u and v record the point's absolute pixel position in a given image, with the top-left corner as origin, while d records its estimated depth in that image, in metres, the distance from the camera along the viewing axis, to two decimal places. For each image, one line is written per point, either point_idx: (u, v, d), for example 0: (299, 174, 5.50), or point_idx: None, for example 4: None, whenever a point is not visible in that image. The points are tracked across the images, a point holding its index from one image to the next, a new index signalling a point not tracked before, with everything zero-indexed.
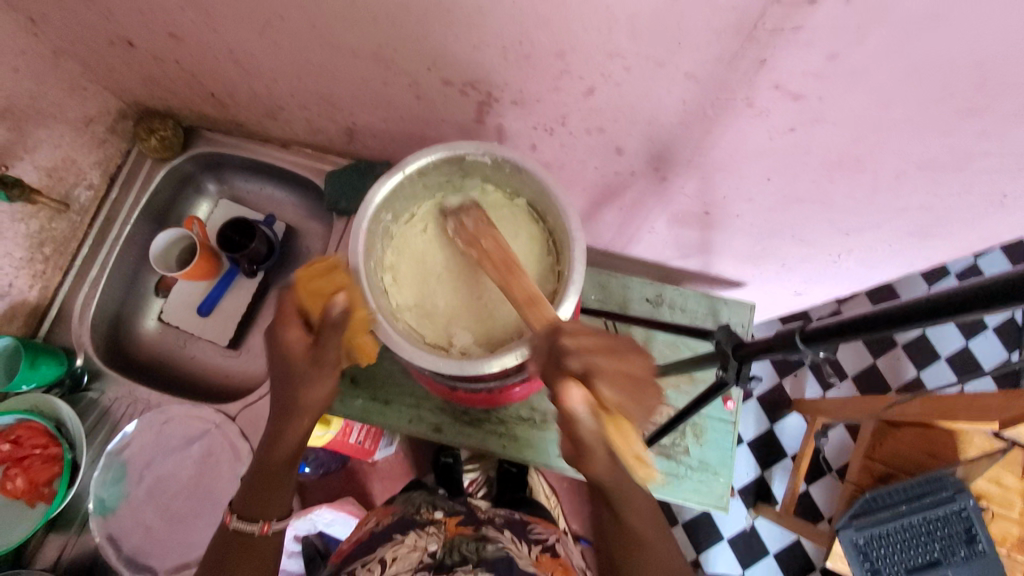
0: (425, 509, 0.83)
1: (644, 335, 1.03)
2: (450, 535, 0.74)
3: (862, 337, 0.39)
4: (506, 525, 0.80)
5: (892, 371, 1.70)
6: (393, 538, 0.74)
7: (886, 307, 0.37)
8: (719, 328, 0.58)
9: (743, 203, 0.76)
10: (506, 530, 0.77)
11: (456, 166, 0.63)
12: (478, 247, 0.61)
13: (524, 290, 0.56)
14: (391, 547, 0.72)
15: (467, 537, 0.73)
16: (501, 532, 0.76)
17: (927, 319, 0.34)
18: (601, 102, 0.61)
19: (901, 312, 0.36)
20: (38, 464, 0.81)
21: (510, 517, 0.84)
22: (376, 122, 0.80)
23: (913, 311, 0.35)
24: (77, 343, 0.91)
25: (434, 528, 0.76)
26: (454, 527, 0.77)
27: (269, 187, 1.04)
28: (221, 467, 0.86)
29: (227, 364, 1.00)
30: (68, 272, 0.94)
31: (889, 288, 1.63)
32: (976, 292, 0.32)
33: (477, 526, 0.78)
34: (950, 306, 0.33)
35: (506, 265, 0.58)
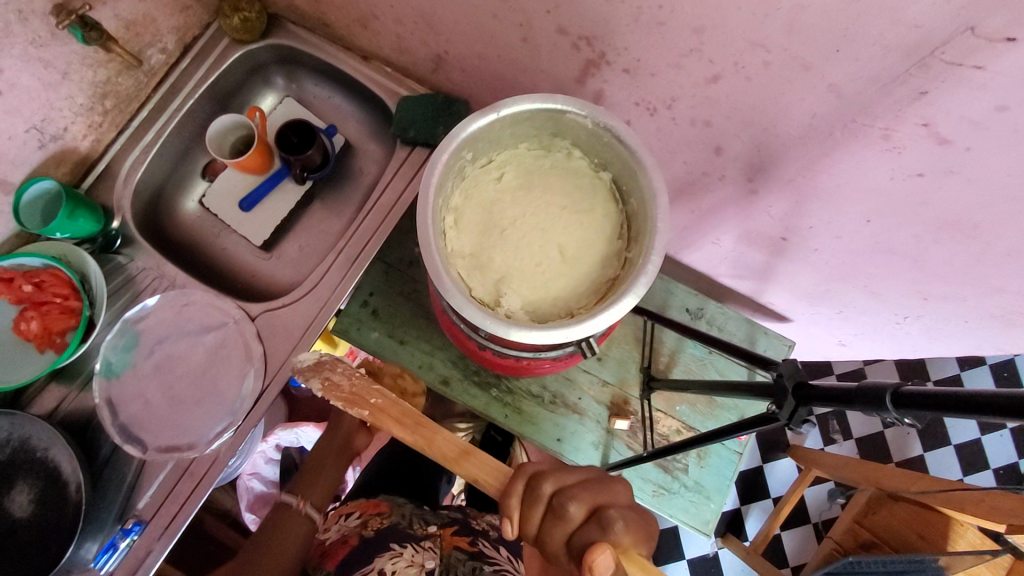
0: (416, 522, 0.84)
1: (673, 345, 1.01)
2: (446, 549, 0.79)
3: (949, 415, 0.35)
4: (500, 540, 0.86)
5: (899, 443, 1.66)
6: (389, 547, 0.74)
7: (975, 391, 0.33)
8: (783, 360, 0.53)
9: (828, 239, 0.71)
10: (502, 546, 0.83)
11: (550, 120, 0.57)
12: (371, 405, 0.59)
13: (458, 443, 0.55)
14: (391, 557, 0.72)
15: (463, 552, 0.79)
16: (497, 549, 0.82)
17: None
18: (722, 94, 0.57)
19: None
20: (56, 313, 0.81)
21: (504, 529, 0.90)
22: (470, 57, 0.76)
23: None
24: (117, 205, 0.89)
25: (431, 541, 0.79)
26: (449, 539, 0.82)
27: (339, 98, 1.01)
28: (230, 362, 0.84)
29: (257, 264, 0.99)
30: (123, 131, 0.91)
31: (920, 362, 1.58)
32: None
33: (473, 537, 0.83)
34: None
35: (429, 426, 0.57)
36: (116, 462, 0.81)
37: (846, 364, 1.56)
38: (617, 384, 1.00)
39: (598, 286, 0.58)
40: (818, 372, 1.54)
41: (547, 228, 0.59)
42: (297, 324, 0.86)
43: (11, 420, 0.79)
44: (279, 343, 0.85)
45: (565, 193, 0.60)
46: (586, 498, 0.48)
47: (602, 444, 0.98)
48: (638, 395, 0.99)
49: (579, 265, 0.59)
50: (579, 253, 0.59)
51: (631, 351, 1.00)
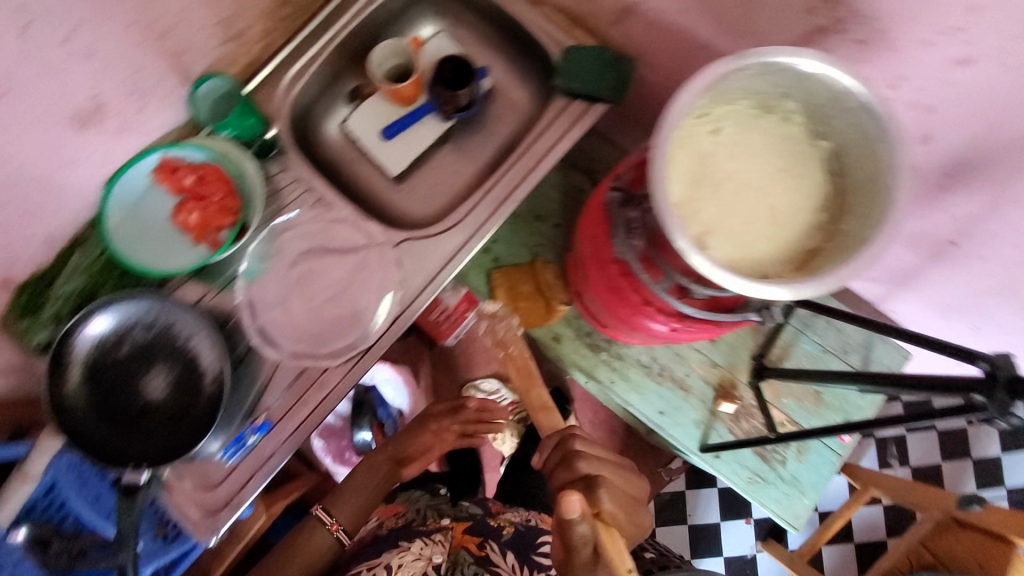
0: (432, 519, 1.00)
1: (788, 337, 1.00)
2: (454, 547, 0.93)
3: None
4: (512, 541, 0.94)
5: (955, 478, 1.47)
6: (400, 544, 0.91)
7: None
8: (997, 353, 0.52)
9: (1004, 249, 0.69)
10: (510, 553, 0.92)
11: (789, 80, 0.57)
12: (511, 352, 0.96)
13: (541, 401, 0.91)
14: (396, 554, 0.88)
15: (470, 555, 0.91)
16: (504, 555, 0.91)
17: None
18: (969, 79, 0.55)
19: None
20: (214, 209, 0.83)
21: (526, 522, 1.00)
22: (669, 11, 0.75)
23: None
24: (274, 113, 0.90)
25: (441, 536, 0.94)
26: (458, 537, 0.95)
27: (493, 40, 1.01)
28: (370, 281, 0.86)
29: (389, 194, 1.00)
30: (289, 41, 0.92)
31: None
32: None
33: (481, 540, 0.95)
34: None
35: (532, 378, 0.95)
36: (249, 364, 0.83)
37: None
38: (726, 367, 0.99)
39: (801, 252, 0.58)
40: None
41: (759, 189, 0.59)
42: (439, 256, 0.87)
43: (160, 305, 0.81)
44: (418, 272, 0.86)
45: (779, 155, 0.60)
46: (611, 489, 0.73)
47: (704, 424, 0.98)
48: (747, 381, 0.98)
49: (785, 230, 0.59)
50: (787, 217, 0.59)
51: (745, 337, 1.00)
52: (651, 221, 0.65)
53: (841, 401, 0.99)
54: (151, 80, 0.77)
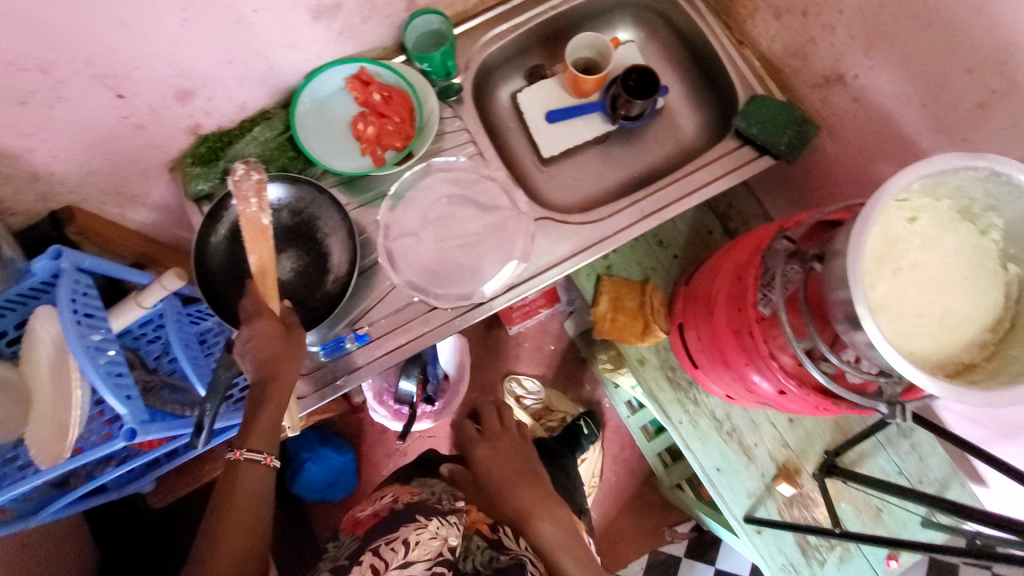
0: (446, 499, 0.84)
1: (867, 447, 0.98)
2: (469, 526, 0.80)
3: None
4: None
5: None
6: (415, 518, 0.75)
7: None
8: None
9: None
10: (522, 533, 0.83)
11: (1009, 197, 0.56)
12: (611, 320, 1.00)
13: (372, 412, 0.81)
14: (416, 529, 0.73)
15: (483, 539, 0.79)
16: (517, 542, 0.80)
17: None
18: None
19: None
20: (390, 129, 0.88)
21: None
22: (880, 93, 0.76)
23: None
24: (466, 64, 0.96)
25: (457, 518, 0.78)
26: (472, 520, 0.83)
27: (681, 65, 1.03)
28: (501, 244, 0.90)
29: (533, 171, 1.03)
30: (501, 4, 0.98)
31: None
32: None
33: (495, 524, 0.83)
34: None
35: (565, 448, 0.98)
36: (367, 279, 0.88)
37: None
38: (796, 451, 0.98)
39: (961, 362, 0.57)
40: None
41: (942, 287, 0.59)
42: (570, 242, 0.89)
43: (314, 197, 0.87)
44: (546, 251, 0.89)
45: (968, 263, 0.60)
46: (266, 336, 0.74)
47: (755, 496, 0.96)
48: (812, 472, 0.97)
49: (954, 335, 0.58)
50: (958, 323, 0.58)
51: (825, 429, 0.98)
52: (809, 281, 0.67)
53: (898, 527, 0.96)
54: None
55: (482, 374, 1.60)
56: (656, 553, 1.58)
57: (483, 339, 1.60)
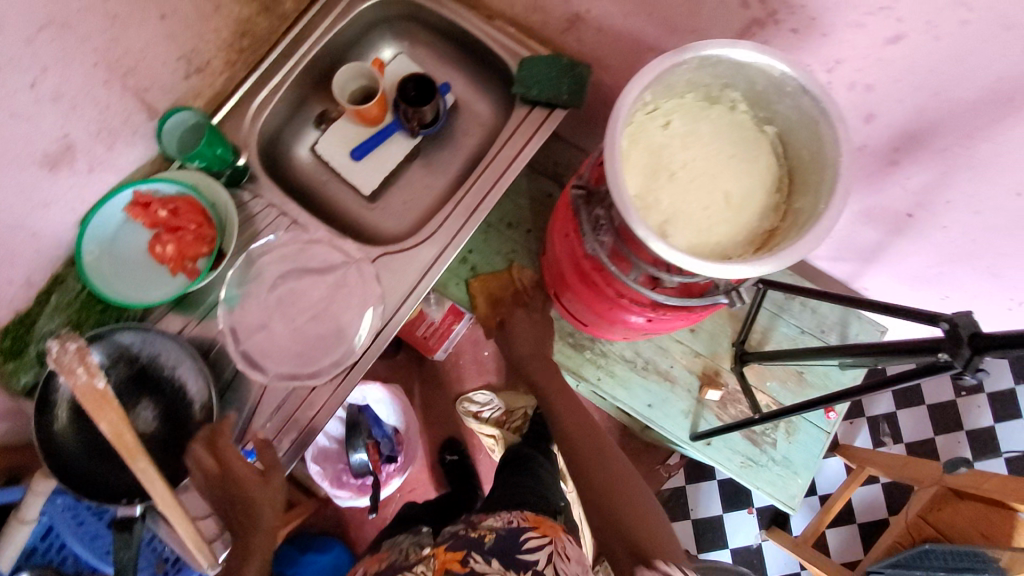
0: (413, 552, 0.88)
1: (766, 323, 1.02)
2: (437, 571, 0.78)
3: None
4: (495, 548, 0.80)
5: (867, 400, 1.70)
6: None
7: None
8: (958, 311, 0.53)
9: (959, 215, 0.72)
10: (494, 556, 0.78)
11: (731, 73, 0.58)
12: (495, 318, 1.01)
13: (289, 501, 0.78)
14: None
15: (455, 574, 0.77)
16: (490, 563, 0.77)
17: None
18: (899, 56, 0.58)
19: None
20: (191, 239, 0.84)
21: (509, 525, 0.86)
22: (614, 16, 0.78)
23: None
24: (243, 143, 0.92)
25: (424, 564, 0.82)
26: (442, 558, 0.81)
27: (453, 56, 1.03)
28: (350, 299, 0.87)
29: (363, 212, 1.01)
30: (252, 72, 0.94)
31: None
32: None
33: (465, 555, 0.80)
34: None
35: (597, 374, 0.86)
36: (237, 387, 0.84)
37: None
38: (709, 356, 1.01)
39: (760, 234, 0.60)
40: None
41: (715, 174, 0.61)
42: (416, 267, 0.88)
43: (143, 336, 0.81)
44: (396, 286, 0.88)
45: (731, 142, 0.62)
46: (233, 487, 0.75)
47: (692, 413, 0.99)
48: (730, 367, 1.00)
49: (742, 214, 0.60)
50: (743, 201, 0.61)
51: (725, 325, 1.01)
52: (617, 216, 0.68)
53: (823, 380, 1.00)
54: (117, 118, 0.78)
55: (431, 409, 1.58)
56: (660, 493, 1.65)
57: (416, 378, 1.58)
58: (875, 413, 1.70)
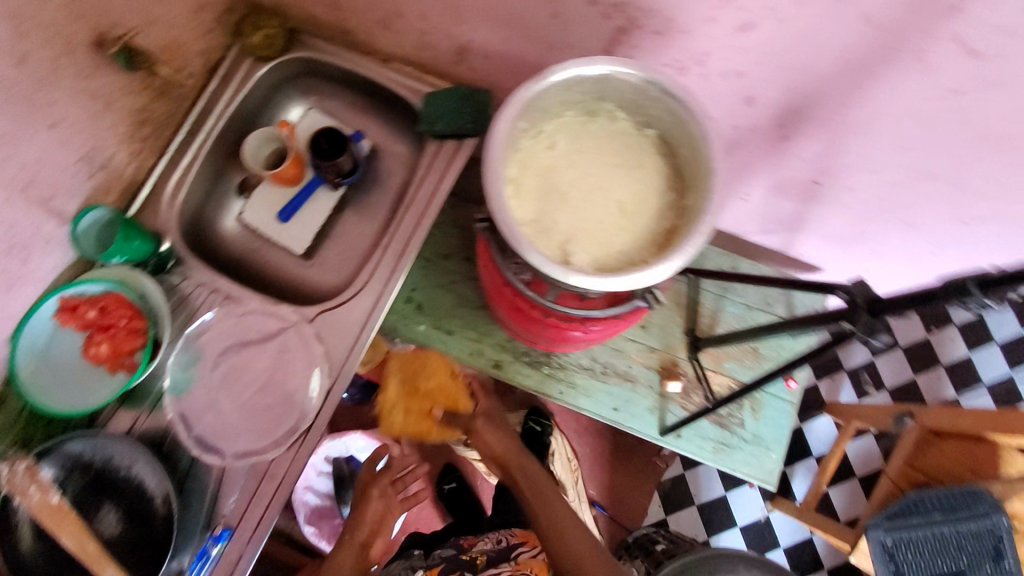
0: None
1: (713, 306, 1.02)
2: None
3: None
4: (489, 560, 0.91)
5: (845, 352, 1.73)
6: None
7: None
8: (854, 281, 0.54)
9: (860, 175, 0.74)
10: (488, 566, 0.89)
11: (598, 86, 0.59)
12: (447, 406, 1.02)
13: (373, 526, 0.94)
14: None
15: None
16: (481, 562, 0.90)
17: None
18: (756, 41, 0.59)
19: None
20: (123, 334, 0.83)
21: (498, 545, 0.96)
22: (495, 43, 0.79)
23: None
24: (164, 227, 0.92)
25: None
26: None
27: (361, 103, 1.04)
28: (293, 364, 0.87)
29: (298, 272, 1.01)
30: (162, 157, 0.94)
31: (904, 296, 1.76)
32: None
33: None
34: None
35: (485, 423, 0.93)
36: (195, 475, 0.84)
37: None
38: (664, 349, 1.02)
39: (658, 235, 0.60)
40: None
41: (605, 185, 0.62)
42: (353, 320, 0.88)
43: (92, 441, 0.81)
44: (337, 342, 0.88)
45: (615, 151, 0.63)
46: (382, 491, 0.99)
47: (658, 408, 0.99)
48: (686, 356, 1.00)
49: (638, 217, 0.61)
50: (637, 205, 0.62)
51: (674, 315, 1.02)
52: None
53: (778, 351, 1.01)
54: (27, 231, 0.77)
55: None
56: (661, 485, 1.66)
57: None
58: (855, 365, 1.72)
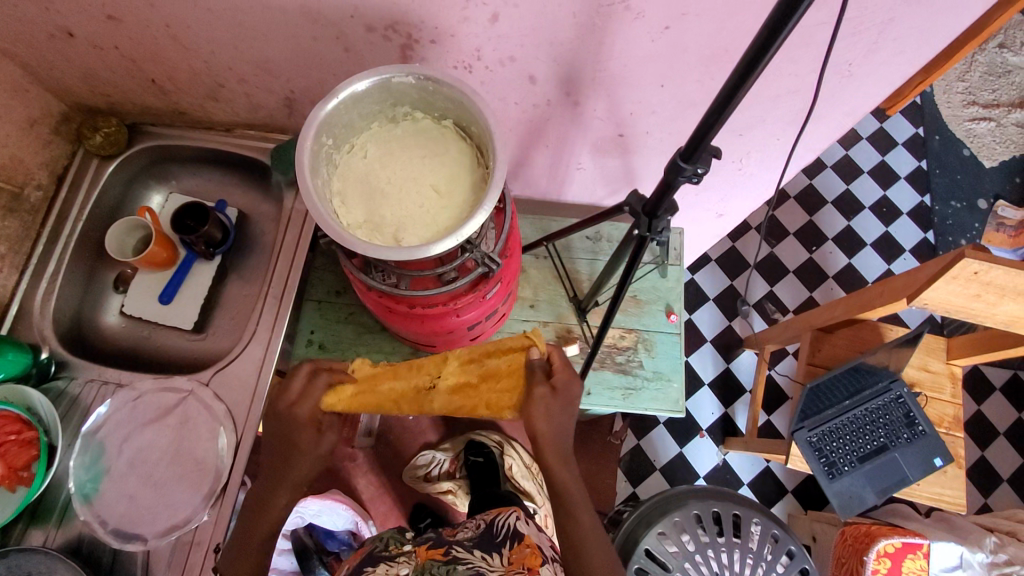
0: (394, 543, 0.89)
1: (589, 270, 1.11)
2: (423, 560, 0.82)
3: (727, 111, 0.45)
4: (476, 542, 0.84)
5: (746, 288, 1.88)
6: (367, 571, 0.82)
7: (738, 65, 0.43)
8: (630, 196, 0.65)
9: (649, 117, 0.86)
10: (475, 547, 0.83)
11: (385, 93, 0.68)
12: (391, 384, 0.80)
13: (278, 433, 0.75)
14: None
15: (437, 561, 0.80)
16: (472, 552, 0.82)
17: (770, 43, 0.39)
18: (508, 28, 0.70)
19: (747, 63, 0.41)
20: (15, 449, 0.80)
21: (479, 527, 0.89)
22: (313, 86, 0.87)
23: (755, 55, 0.41)
24: (42, 337, 0.93)
25: (405, 557, 0.84)
26: (424, 553, 0.84)
27: (218, 176, 1.09)
28: (198, 430, 0.88)
29: (194, 347, 1.03)
30: (24, 271, 0.95)
31: (780, 227, 1.95)
32: (777, 16, 0.38)
33: (446, 548, 0.84)
34: (770, 37, 0.39)
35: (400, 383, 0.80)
36: (121, 566, 0.83)
37: (729, 251, 1.92)
38: (556, 320, 1.09)
39: (474, 204, 0.68)
40: (738, 267, 1.90)
41: (418, 176, 0.70)
42: (249, 371, 0.91)
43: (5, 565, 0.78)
44: (239, 397, 0.90)
45: (421, 145, 0.72)
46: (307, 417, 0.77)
47: None
48: (577, 321, 1.09)
49: (453, 193, 0.70)
50: (451, 185, 0.70)
51: (556, 288, 1.10)
52: None
53: (655, 292, 1.10)
54: None
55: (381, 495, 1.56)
56: (622, 460, 1.71)
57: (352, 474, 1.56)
58: (757, 298, 1.87)
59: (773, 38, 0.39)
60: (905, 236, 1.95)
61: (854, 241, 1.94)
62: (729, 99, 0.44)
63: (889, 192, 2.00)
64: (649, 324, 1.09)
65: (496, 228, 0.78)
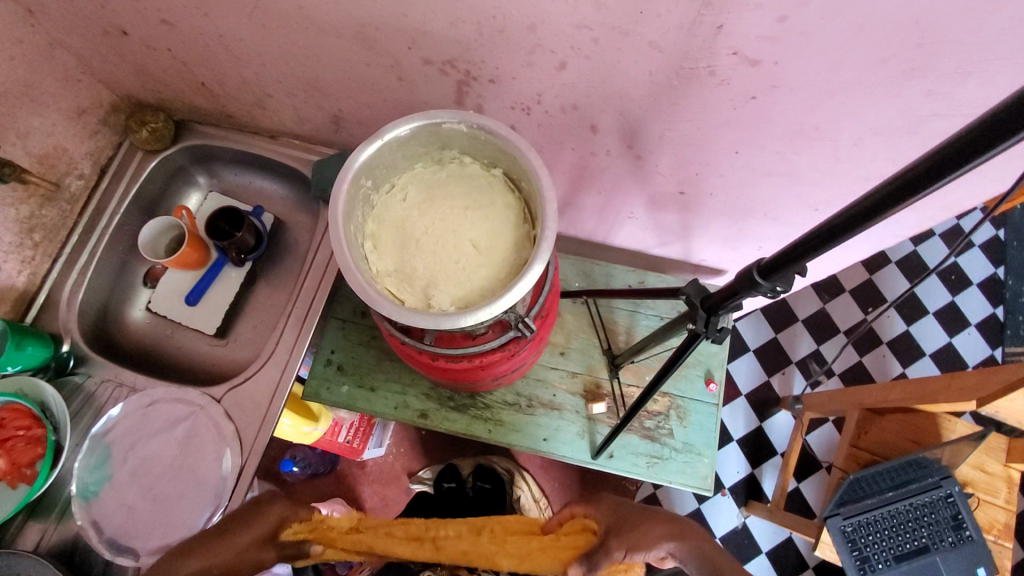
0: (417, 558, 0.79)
1: (627, 322, 1.04)
2: None
3: (820, 250, 0.38)
4: None
5: (790, 343, 1.77)
6: None
7: (843, 209, 0.35)
8: (687, 283, 0.59)
9: (715, 180, 0.78)
10: None
11: (433, 136, 0.63)
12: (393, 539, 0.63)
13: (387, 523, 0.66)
14: None
15: None
16: None
17: (893, 201, 0.32)
18: (574, 77, 0.64)
19: (854, 212, 0.34)
20: (22, 446, 0.80)
21: None
22: (361, 108, 0.82)
23: (869, 206, 0.33)
24: (64, 329, 0.92)
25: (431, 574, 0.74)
26: None
27: (259, 179, 1.06)
28: (204, 448, 0.86)
29: (214, 352, 1.01)
30: (57, 260, 0.94)
31: (835, 283, 1.83)
32: (907, 174, 0.31)
33: None
34: (896, 194, 0.32)
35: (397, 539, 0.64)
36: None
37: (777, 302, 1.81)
38: (586, 371, 1.02)
39: (513, 266, 0.63)
40: (785, 320, 1.79)
41: (458, 228, 0.65)
42: (263, 390, 0.89)
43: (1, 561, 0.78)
44: (250, 418, 0.88)
45: (464, 194, 0.66)
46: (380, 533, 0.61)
47: (587, 432, 0.99)
48: (608, 376, 1.01)
49: (493, 251, 0.64)
50: (491, 242, 0.64)
51: (590, 338, 1.04)
52: None
53: (696, 356, 1.03)
54: None
55: None
56: None
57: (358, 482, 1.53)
58: (801, 355, 1.76)
59: (896, 194, 0.32)
60: (973, 308, 1.80)
61: (914, 308, 1.80)
62: (824, 240, 0.37)
63: (960, 259, 1.85)
64: (686, 390, 1.01)
65: (535, 286, 0.72)
